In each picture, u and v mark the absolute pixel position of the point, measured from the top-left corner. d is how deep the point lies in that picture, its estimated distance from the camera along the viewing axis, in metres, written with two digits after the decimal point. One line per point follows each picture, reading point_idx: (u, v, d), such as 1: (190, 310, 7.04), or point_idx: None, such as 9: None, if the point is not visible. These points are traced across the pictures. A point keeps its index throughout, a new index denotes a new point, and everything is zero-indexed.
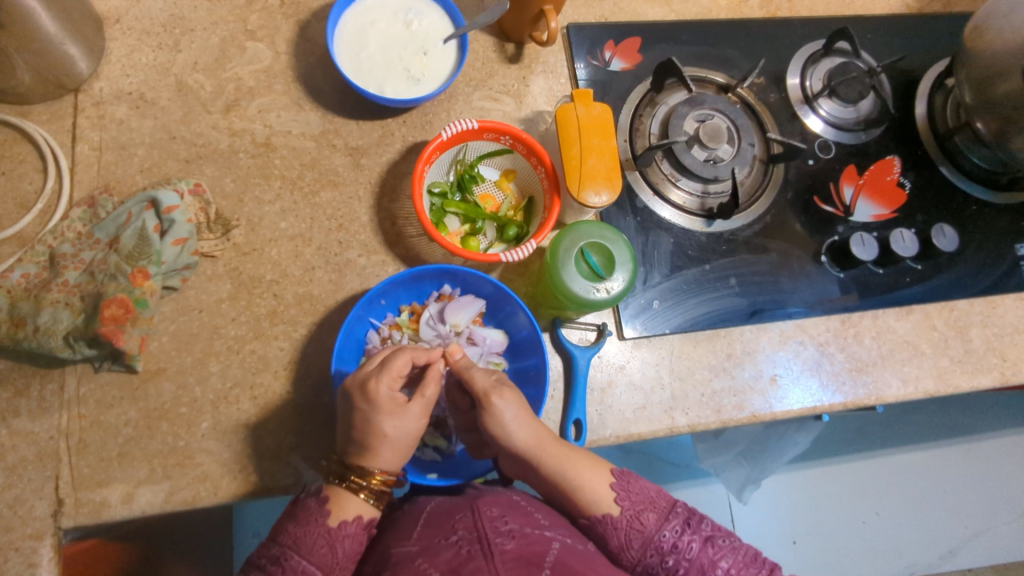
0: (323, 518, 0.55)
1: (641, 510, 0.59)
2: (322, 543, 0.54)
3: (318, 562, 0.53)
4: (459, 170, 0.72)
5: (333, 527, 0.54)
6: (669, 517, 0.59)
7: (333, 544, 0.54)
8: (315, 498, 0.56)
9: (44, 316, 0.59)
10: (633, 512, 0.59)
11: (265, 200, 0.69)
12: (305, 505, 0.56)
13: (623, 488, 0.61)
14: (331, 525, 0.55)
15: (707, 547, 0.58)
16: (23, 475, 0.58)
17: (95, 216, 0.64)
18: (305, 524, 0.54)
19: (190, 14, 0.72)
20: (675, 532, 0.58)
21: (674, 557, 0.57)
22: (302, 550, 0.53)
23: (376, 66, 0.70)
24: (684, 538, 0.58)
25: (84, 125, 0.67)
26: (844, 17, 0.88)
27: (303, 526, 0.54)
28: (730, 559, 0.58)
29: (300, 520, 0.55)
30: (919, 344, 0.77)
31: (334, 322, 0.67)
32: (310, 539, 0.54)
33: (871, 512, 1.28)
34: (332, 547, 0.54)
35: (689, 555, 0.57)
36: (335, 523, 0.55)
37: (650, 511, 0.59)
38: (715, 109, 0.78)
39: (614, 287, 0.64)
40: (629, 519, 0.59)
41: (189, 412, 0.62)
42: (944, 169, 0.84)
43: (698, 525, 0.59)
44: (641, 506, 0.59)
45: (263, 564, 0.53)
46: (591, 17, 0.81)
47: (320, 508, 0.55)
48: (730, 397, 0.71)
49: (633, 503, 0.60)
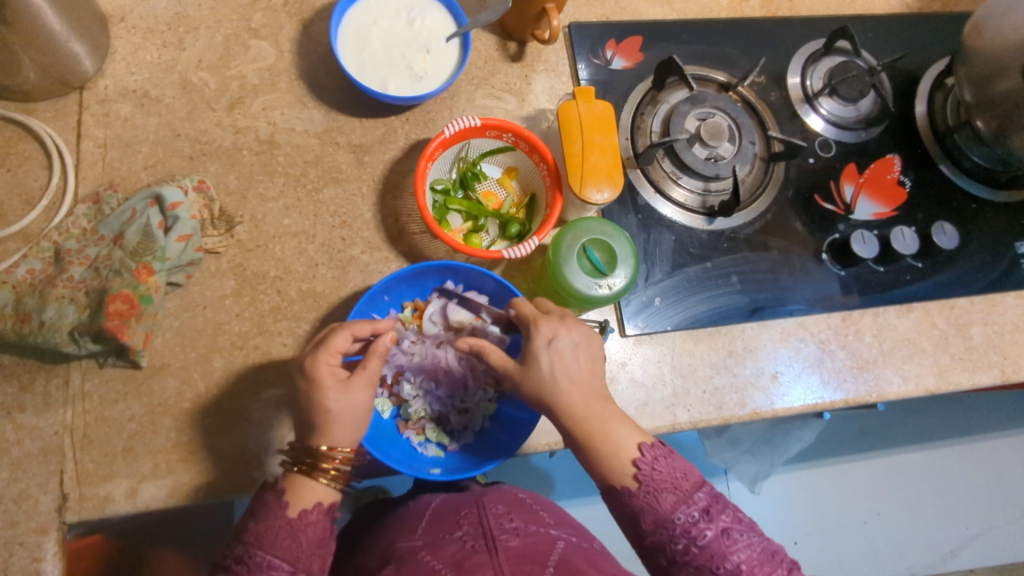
0: (282, 509, 0.53)
1: (661, 488, 0.55)
2: (285, 534, 0.52)
3: (284, 556, 0.51)
4: (461, 168, 0.72)
5: (294, 517, 0.52)
6: (689, 501, 0.54)
7: (296, 534, 0.52)
8: (272, 492, 0.54)
9: (50, 311, 0.59)
10: (651, 488, 0.55)
11: (269, 196, 0.69)
12: (263, 500, 0.54)
13: (648, 462, 0.56)
14: (292, 515, 0.53)
15: (721, 538, 0.53)
16: (27, 470, 0.58)
17: (100, 213, 0.65)
18: (265, 519, 0.52)
19: (194, 12, 0.73)
20: (690, 517, 0.53)
21: (684, 541, 0.52)
22: (264, 544, 0.51)
23: (379, 64, 0.70)
24: (698, 524, 0.53)
25: (89, 122, 0.68)
26: (844, 16, 0.89)
27: (263, 522, 0.52)
28: (744, 554, 0.53)
29: (260, 516, 0.53)
30: (919, 342, 0.77)
31: (337, 319, 0.67)
32: (272, 533, 0.51)
33: (872, 512, 1.28)
34: (295, 537, 0.52)
35: (700, 542, 0.52)
36: (296, 513, 0.53)
37: (669, 491, 0.54)
38: (716, 107, 0.79)
39: (616, 284, 0.64)
40: (645, 494, 0.55)
41: (193, 408, 0.62)
42: (945, 167, 0.84)
43: (717, 515, 0.54)
44: (662, 485, 0.55)
45: (229, 564, 0.51)
46: (592, 16, 0.82)
47: (277, 501, 0.53)
48: (732, 394, 0.72)
49: (653, 479, 0.55)
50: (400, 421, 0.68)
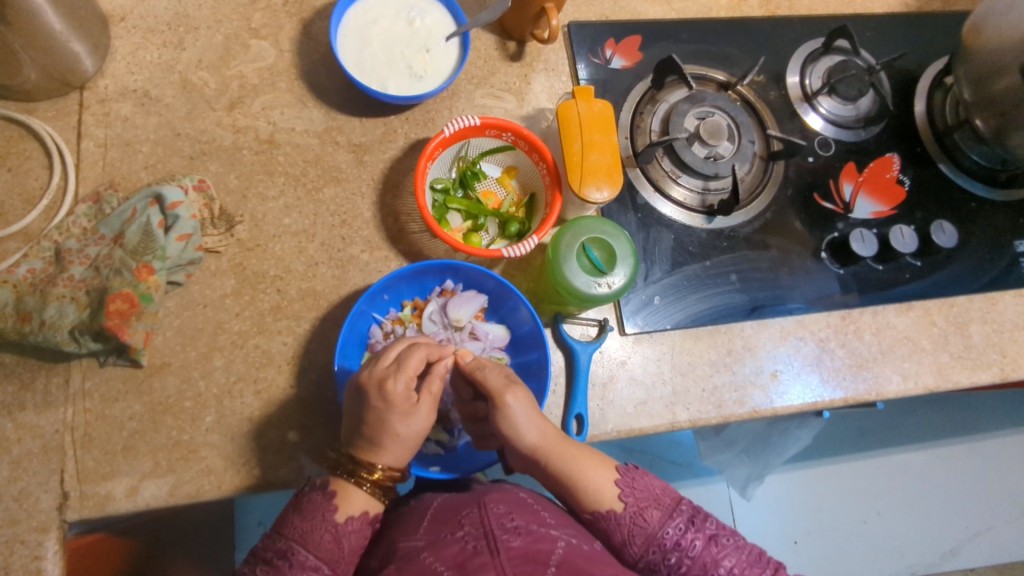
0: (330, 512, 0.55)
1: (645, 506, 0.61)
2: (329, 538, 0.55)
3: (324, 557, 0.54)
4: (461, 167, 0.73)
5: (340, 522, 0.55)
6: (673, 514, 0.60)
7: (340, 539, 0.55)
8: (321, 492, 0.57)
9: (50, 310, 0.59)
10: (636, 508, 0.60)
11: (269, 196, 0.69)
12: (311, 498, 0.56)
13: (627, 485, 0.62)
14: (338, 520, 0.55)
15: (709, 545, 0.59)
16: (28, 468, 0.58)
17: (101, 212, 0.65)
18: (311, 518, 0.55)
19: (194, 12, 0.73)
20: (678, 530, 0.59)
21: (677, 554, 0.59)
22: (309, 544, 0.54)
23: (379, 64, 0.70)
24: (687, 535, 0.59)
25: (89, 122, 0.68)
26: (843, 15, 0.89)
27: (309, 521, 0.55)
28: (733, 558, 0.60)
29: (306, 513, 0.56)
30: (919, 340, 0.78)
31: (337, 318, 0.67)
32: (317, 534, 0.54)
33: (872, 511, 1.28)
34: (338, 542, 0.55)
35: (692, 553, 0.59)
36: (342, 518, 0.56)
37: (654, 508, 0.61)
38: (715, 107, 0.79)
39: (615, 283, 0.65)
40: (633, 515, 0.60)
41: (193, 407, 0.62)
42: (944, 166, 0.84)
43: (702, 524, 0.60)
44: (646, 504, 0.61)
45: (268, 558, 0.54)
46: (592, 16, 0.82)
47: (325, 503, 0.56)
48: (731, 393, 0.72)
49: (637, 499, 0.61)
50: None
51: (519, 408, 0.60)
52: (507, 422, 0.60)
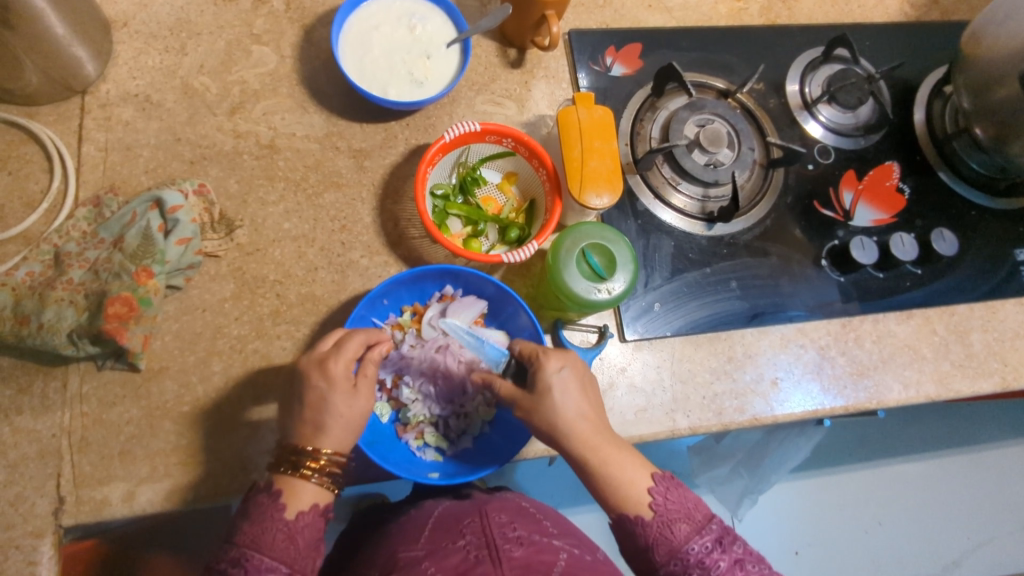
0: (279, 511, 0.53)
1: (674, 518, 0.56)
2: (281, 536, 0.52)
3: (281, 557, 0.51)
4: (461, 173, 0.73)
5: (290, 519, 0.53)
6: (702, 530, 0.55)
7: (293, 535, 0.52)
8: (266, 494, 0.54)
9: (48, 313, 0.59)
10: (666, 518, 0.56)
11: (269, 201, 0.69)
12: (258, 501, 0.53)
13: (661, 494, 0.57)
14: (288, 517, 0.53)
15: (734, 570, 0.54)
16: (24, 473, 0.58)
17: (100, 216, 0.65)
18: (260, 521, 0.52)
19: (196, 18, 0.73)
20: (704, 548, 0.54)
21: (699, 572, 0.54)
22: (262, 547, 0.51)
23: (379, 70, 0.70)
24: (712, 555, 0.54)
25: (91, 126, 0.68)
26: (843, 25, 0.89)
27: (258, 524, 0.52)
28: None
29: (254, 518, 0.53)
30: (919, 348, 0.77)
31: (336, 322, 0.67)
32: (268, 535, 0.52)
33: (874, 522, 1.27)
34: (292, 538, 0.52)
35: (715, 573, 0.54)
36: (291, 515, 0.53)
37: (683, 521, 0.56)
38: (715, 114, 0.79)
39: (614, 289, 0.64)
40: (661, 524, 0.56)
41: (191, 411, 0.62)
42: (944, 175, 0.84)
43: (730, 546, 0.55)
44: (675, 515, 0.56)
45: (224, 568, 0.51)
46: (593, 23, 0.82)
47: (273, 504, 0.53)
48: (731, 400, 0.71)
49: (668, 510, 0.56)
50: (399, 425, 0.68)
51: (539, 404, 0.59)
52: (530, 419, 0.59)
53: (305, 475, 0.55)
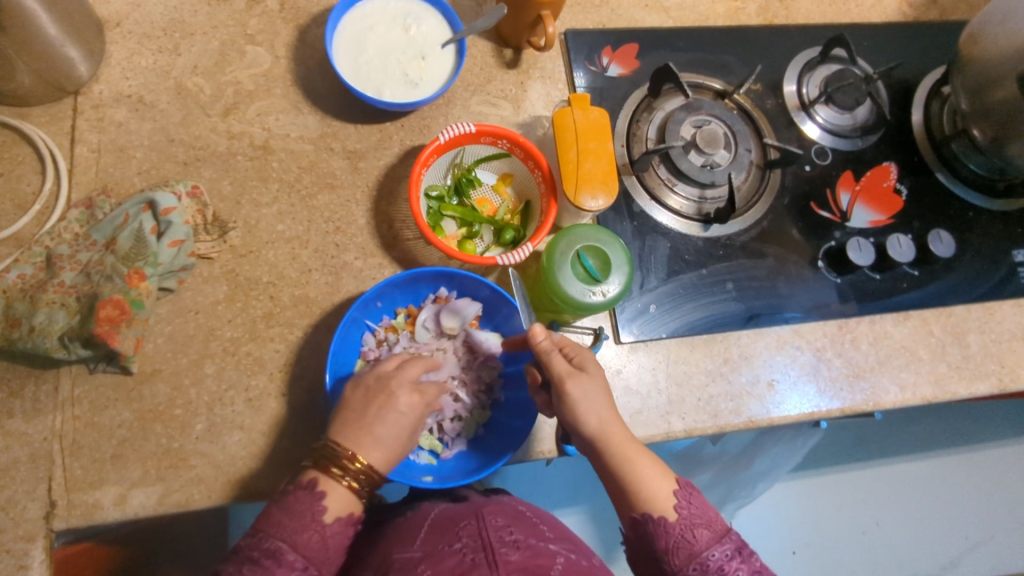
0: (318, 513, 0.53)
1: (696, 523, 0.56)
2: (315, 539, 0.53)
3: (309, 558, 0.53)
4: (456, 174, 0.72)
5: (327, 522, 0.54)
6: (723, 539, 0.55)
7: (326, 539, 0.54)
8: (306, 491, 0.54)
9: (40, 316, 0.58)
10: (689, 522, 0.56)
11: (263, 202, 0.69)
12: (297, 497, 0.54)
13: (685, 497, 0.57)
14: (326, 520, 0.54)
15: None
16: (16, 476, 0.58)
17: (93, 218, 0.64)
18: (296, 519, 0.53)
19: (190, 18, 0.73)
20: (725, 556, 0.54)
21: None
22: (297, 545, 0.52)
23: (374, 70, 0.70)
24: (732, 564, 0.54)
25: (83, 127, 0.67)
26: (841, 25, 0.89)
27: (297, 522, 0.53)
28: None
29: (292, 513, 0.53)
30: (916, 350, 0.77)
31: (330, 325, 0.67)
32: (305, 536, 0.53)
33: (871, 522, 1.27)
34: (324, 542, 0.54)
35: None
36: (328, 520, 0.54)
37: (705, 528, 0.56)
38: (712, 115, 0.79)
39: (610, 291, 0.64)
40: (683, 528, 0.55)
41: (184, 414, 0.61)
42: (941, 176, 0.84)
43: (749, 557, 0.55)
44: (698, 520, 0.56)
45: (254, 557, 0.51)
46: (589, 23, 0.82)
47: (313, 503, 0.54)
48: (727, 402, 0.71)
49: (691, 514, 0.56)
50: None
51: (580, 395, 0.59)
52: (568, 409, 0.59)
53: (345, 480, 0.55)
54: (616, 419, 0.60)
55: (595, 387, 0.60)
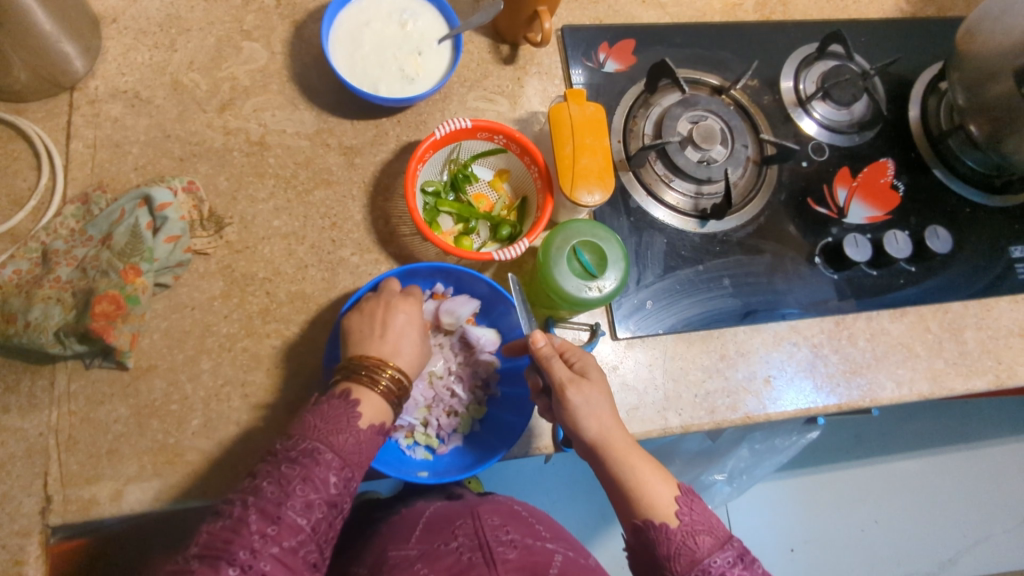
0: (354, 417, 0.54)
1: (698, 530, 0.55)
2: (350, 439, 0.53)
3: (344, 459, 0.52)
4: (452, 170, 0.72)
5: (361, 426, 0.54)
6: (725, 546, 0.54)
7: (361, 443, 0.53)
8: (340, 397, 0.55)
9: (35, 312, 0.59)
10: (690, 529, 0.55)
11: (259, 198, 0.69)
12: (331, 403, 0.54)
13: (686, 503, 0.56)
14: (360, 423, 0.54)
15: None
16: (12, 471, 0.58)
17: (88, 213, 0.64)
18: (331, 420, 0.53)
19: (186, 14, 0.73)
20: (726, 563, 0.53)
21: None
22: (333, 445, 0.52)
23: (370, 66, 0.70)
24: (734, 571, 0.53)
25: (79, 123, 0.67)
26: (838, 21, 0.89)
27: (331, 423, 0.53)
28: None
29: (327, 417, 0.53)
30: (913, 346, 0.77)
31: (326, 321, 0.67)
32: (340, 435, 0.52)
33: (870, 519, 1.27)
34: (359, 445, 0.53)
35: None
36: (364, 425, 0.54)
37: (706, 534, 0.55)
38: (709, 110, 0.79)
39: (606, 286, 0.64)
40: (685, 534, 0.54)
41: (180, 410, 0.61)
42: (938, 172, 0.84)
43: (751, 565, 0.54)
44: (699, 527, 0.55)
45: (292, 457, 0.51)
46: (586, 19, 0.82)
47: (348, 408, 0.54)
48: (724, 398, 0.71)
49: (692, 521, 0.55)
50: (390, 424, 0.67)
51: (582, 401, 0.59)
52: (569, 415, 0.59)
53: (378, 385, 0.56)
54: (617, 425, 0.60)
55: (596, 391, 0.60)
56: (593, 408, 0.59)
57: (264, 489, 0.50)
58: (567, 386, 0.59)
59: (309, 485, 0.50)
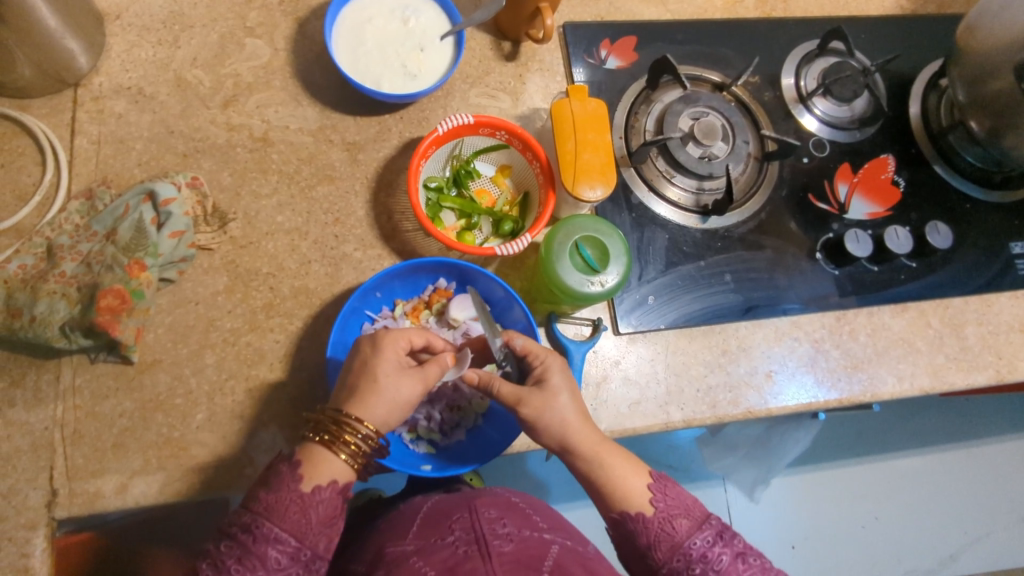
0: (295, 483, 0.52)
1: (675, 514, 0.56)
2: (295, 508, 0.51)
3: (291, 530, 0.51)
4: (454, 166, 0.73)
5: (306, 492, 0.52)
6: (703, 526, 0.56)
7: (307, 509, 0.51)
8: (287, 463, 0.53)
9: (41, 306, 0.59)
10: (666, 515, 0.56)
11: (262, 193, 0.69)
12: (279, 470, 0.53)
13: (660, 490, 0.58)
14: (305, 490, 0.52)
15: (736, 562, 0.55)
16: (17, 465, 0.58)
17: (93, 209, 0.65)
18: (277, 490, 0.51)
19: (189, 11, 0.73)
20: (706, 542, 0.55)
21: (701, 568, 0.54)
22: (274, 516, 0.50)
23: (373, 63, 0.70)
24: (715, 549, 0.55)
25: (84, 119, 0.68)
26: (838, 17, 0.89)
27: (274, 492, 0.51)
28: None
29: (272, 486, 0.52)
30: (913, 341, 0.77)
31: (329, 316, 0.67)
32: (282, 505, 0.51)
33: (871, 516, 1.27)
34: (305, 512, 0.51)
35: (718, 567, 0.54)
36: (309, 488, 0.52)
37: (683, 518, 0.56)
38: (710, 107, 0.79)
39: (608, 281, 0.64)
40: (661, 521, 0.56)
41: (184, 404, 0.62)
42: (938, 167, 0.84)
43: (731, 539, 0.56)
44: (676, 512, 0.57)
45: (234, 532, 0.51)
46: (587, 16, 0.82)
47: (292, 473, 0.52)
48: (725, 393, 0.71)
49: (668, 506, 0.57)
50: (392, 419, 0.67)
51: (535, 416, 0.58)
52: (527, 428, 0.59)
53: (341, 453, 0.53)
54: (584, 425, 0.59)
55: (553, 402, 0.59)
56: (549, 422, 0.58)
57: (264, 494, 0.52)
58: (523, 394, 0.59)
59: (250, 561, 0.49)
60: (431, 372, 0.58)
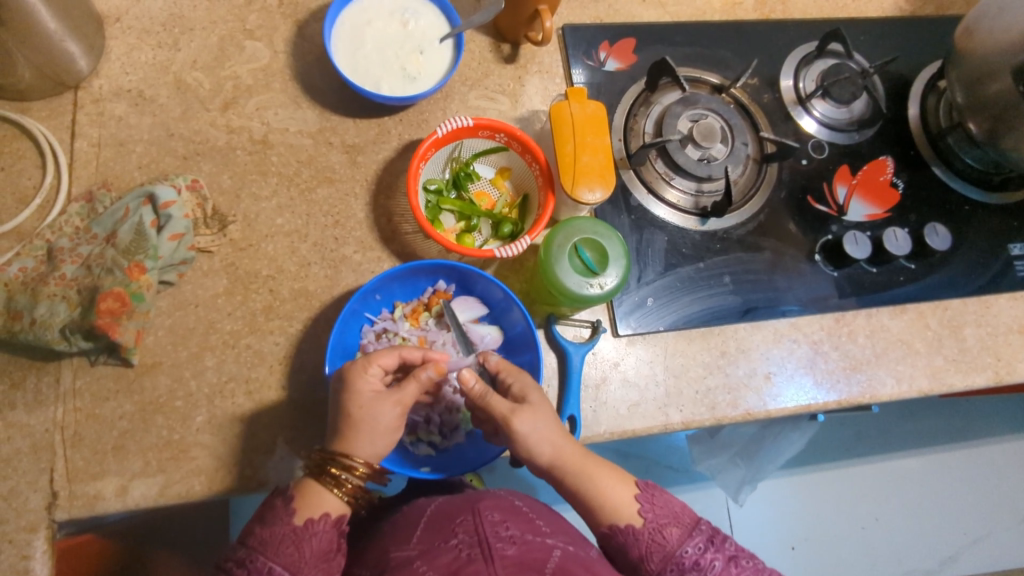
0: (289, 516, 0.53)
1: (664, 524, 0.57)
2: (288, 542, 0.52)
3: (285, 562, 0.52)
4: (454, 168, 0.73)
5: (299, 525, 0.53)
6: (693, 533, 0.57)
7: (300, 543, 0.52)
8: (282, 498, 0.55)
9: (41, 308, 0.59)
10: (656, 525, 0.57)
11: (262, 195, 0.69)
12: (274, 508, 0.54)
13: (647, 500, 0.59)
14: (298, 523, 0.53)
15: (730, 566, 0.56)
16: (18, 467, 0.58)
17: (93, 211, 0.65)
18: (271, 524, 0.53)
19: (189, 13, 0.73)
20: (698, 549, 0.56)
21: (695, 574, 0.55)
22: (269, 551, 0.52)
23: (372, 65, 0.70)
24: (707, 555, 0.56)
25: (83, 121, 0.68)
26: (837, 19, 0.89)
27: (269, 527, 0.53)
28: None
29: (267, 521, 0.54)
30: (912, 343, 0.77)
31: (329, 318, 0.67)
32: (275, 540, 0.52)
33: (871, 517, 1.27)
34: (298, 545, 0.52)
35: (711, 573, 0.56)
36: (301, 522, 0.53)
37: (674, 525, 0.57)
38: (709, 109, 0.79)
39: (607, 283, 0.64)
40: (652, 531, 0.57)
41: (184, 406, 0.62)
42: (937, 169, 0.84)
43: (722, 544, 0.57)
44: (665, 520, 0.57)
45: (230, 567, 0.52)
46: (586, 18, 0.82)
47: (285, 507, 0.54)
48: (724, 394, 0.72)
49: (656, 516, 0.58)
50: None
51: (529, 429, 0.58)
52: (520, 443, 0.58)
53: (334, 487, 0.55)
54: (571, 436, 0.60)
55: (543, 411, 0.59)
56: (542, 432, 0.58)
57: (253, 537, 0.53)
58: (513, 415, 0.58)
59: None
60: (408, 391, 0.58)
